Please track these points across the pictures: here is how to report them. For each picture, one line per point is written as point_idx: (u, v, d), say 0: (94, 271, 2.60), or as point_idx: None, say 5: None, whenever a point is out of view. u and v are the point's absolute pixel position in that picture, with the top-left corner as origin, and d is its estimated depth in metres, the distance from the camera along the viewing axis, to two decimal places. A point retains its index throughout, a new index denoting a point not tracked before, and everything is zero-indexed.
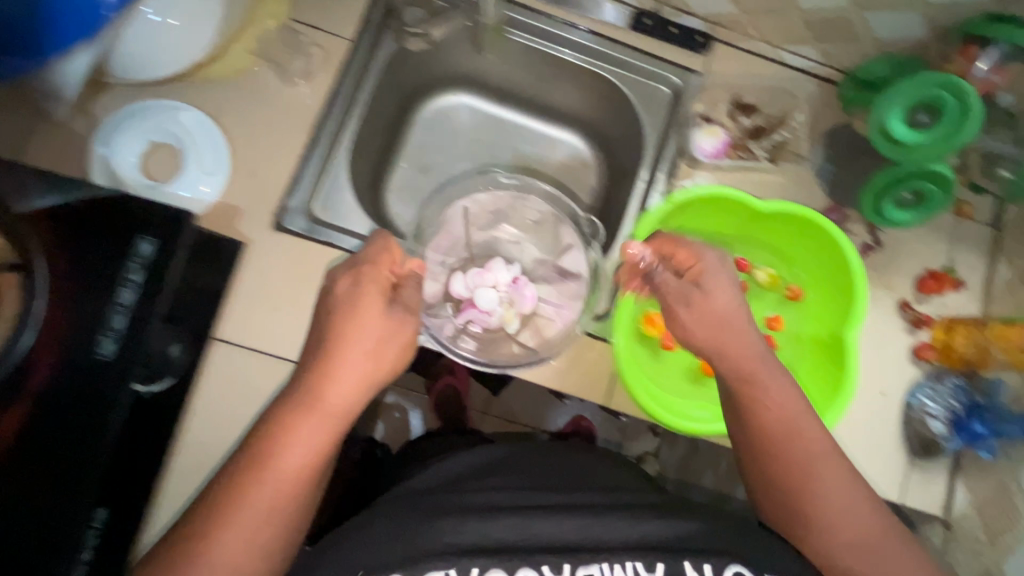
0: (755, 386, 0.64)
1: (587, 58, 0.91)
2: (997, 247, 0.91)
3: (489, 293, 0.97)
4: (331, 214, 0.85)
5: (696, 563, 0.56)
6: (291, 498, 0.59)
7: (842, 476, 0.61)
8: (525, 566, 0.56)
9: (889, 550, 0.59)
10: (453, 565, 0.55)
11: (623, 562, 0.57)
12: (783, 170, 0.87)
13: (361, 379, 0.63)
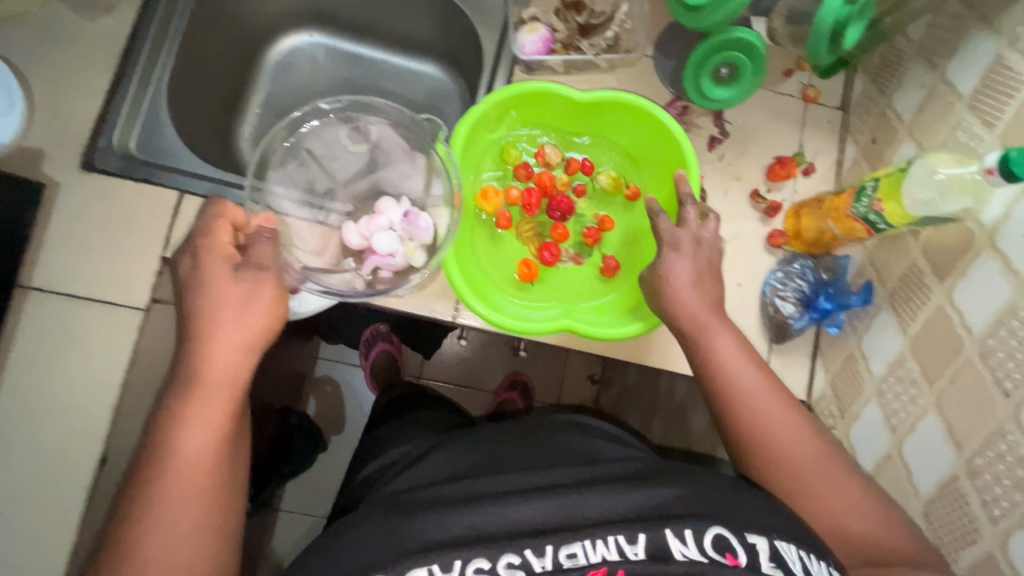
0: (705, 339, 0.67)
1: None
2: (845, 129, 0.90)
3: (384, 234, 0.83)
4: (166, 153, 0.81)
5: (675, 528, 0.56)
6: (199, 494, 0.55)
7: (787, 422, 0.64)
8: (510, 551, 0.55)
9: (843, 488, 0.61)
10: (438, 558, 0.54)
11: (602, 538, 0.56)
12: (617, 71, 0.86)
13: (228, 354, 0.60)
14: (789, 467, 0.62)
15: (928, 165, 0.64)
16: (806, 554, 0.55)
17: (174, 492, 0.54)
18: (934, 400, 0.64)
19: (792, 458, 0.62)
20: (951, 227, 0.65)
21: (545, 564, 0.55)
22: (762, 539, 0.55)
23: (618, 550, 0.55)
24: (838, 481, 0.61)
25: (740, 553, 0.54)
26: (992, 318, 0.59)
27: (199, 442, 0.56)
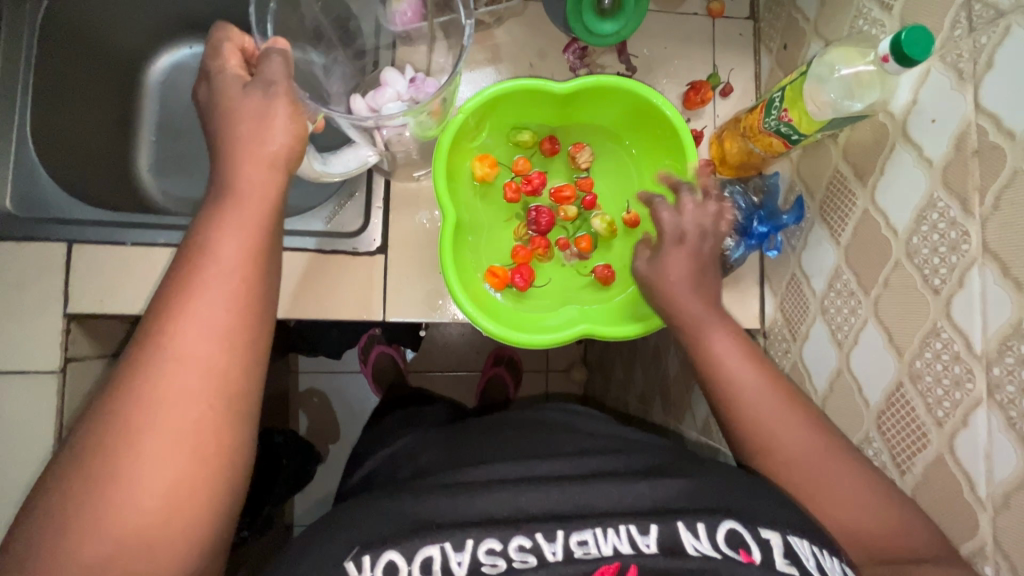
0: (696, 341, 0.61)
1: None
2: (758, 38, 0.84)
3: (393, 103, 0.71)
4: (49, 206, 0.77)
5: (687, 521, 0.50)
6: (226, 317, 0.45)
7: (790, 422, 0.56)
8: (519, 533, 0.50)
9: (857, 489, 0.53)
10: (450, 536, 0.49)
11: (612, 527, 0.50)
12: (504, 25, 0.80)
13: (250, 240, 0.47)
14: (799, 466, 0.54)
15: (830, 61, 0.60)
16: (820, 550, 0.48)
17: (178, 363, 0.43)
18: (873, 309, 0.61)
19: (803, 458, 0.54)
20: (864, 123, 0.62)
21: (557, 550, 0.49)
22: (777, 534, 0.49)
23: (630, 541, 0.49)
24: (849, 480, 0.53)
25: (754, 549, 0.48)
26: (913, 214, 0.56)
27: (220, 303, 0.45)
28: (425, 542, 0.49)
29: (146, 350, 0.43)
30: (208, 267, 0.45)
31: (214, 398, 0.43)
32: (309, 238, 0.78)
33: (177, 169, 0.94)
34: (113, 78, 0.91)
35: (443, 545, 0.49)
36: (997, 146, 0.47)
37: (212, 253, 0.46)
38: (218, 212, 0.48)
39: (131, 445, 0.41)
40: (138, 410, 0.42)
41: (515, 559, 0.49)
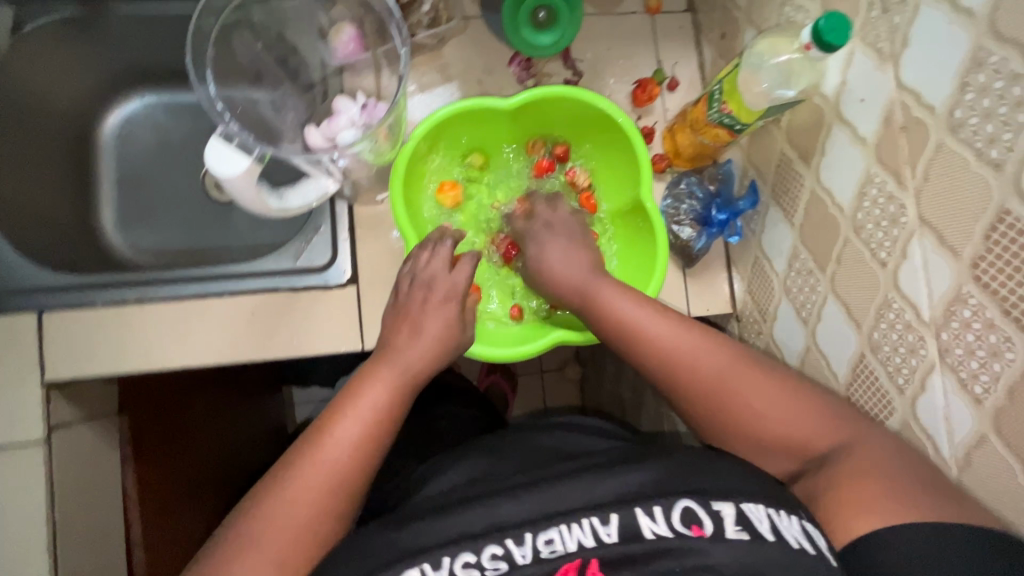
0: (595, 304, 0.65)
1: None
2: (698, 30, 0.86)
3: (347, 130, 0.69)
4: (14, 277, 0.77)
5: (645, 505, 0.52)
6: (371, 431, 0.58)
7: (693, 343, 0.59)
8: (490, 541, 0.51)
9: (768, 391, 0.56)
10: (428, 557, 0.50)
11: (576, 521, 0.52)
12: (446, 45, 0.81)
13: (429, 349, 0.66)
14: (761, 412, 0.56)
15: (759, 54, 0.62)
16: (775, 511, 0.50)
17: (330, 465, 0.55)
18: (830, 284, 0.63)
19: (764, 403, 0.56)
20: (802, 107, 0.63)
21: (524, 553, 0.50)
22: (729, 505, 0.50)
23: (593, 533, 0.51)
24: (761, 385, 0.56)
25: (706, 521, 0.49)
26: (855, 190, 0.57)
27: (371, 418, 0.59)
28: (408, 566, 0.49)
29: (291, 466, 0.55)
30: (366, 398, 0.60)
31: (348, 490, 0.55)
32: (280, 277, 0.79)
33: (143, 222, 0.95)
34: (65, 139, 0.91)
35: (421, 565, 0.49)
36: (921, 121, 0.49)
37: (373, 386, 0.61)
38: (377, 362, 0.64)
39: (269, 521, 0.52)
40: (251, 514, 0.53)
41: (489, 568, 0.50)
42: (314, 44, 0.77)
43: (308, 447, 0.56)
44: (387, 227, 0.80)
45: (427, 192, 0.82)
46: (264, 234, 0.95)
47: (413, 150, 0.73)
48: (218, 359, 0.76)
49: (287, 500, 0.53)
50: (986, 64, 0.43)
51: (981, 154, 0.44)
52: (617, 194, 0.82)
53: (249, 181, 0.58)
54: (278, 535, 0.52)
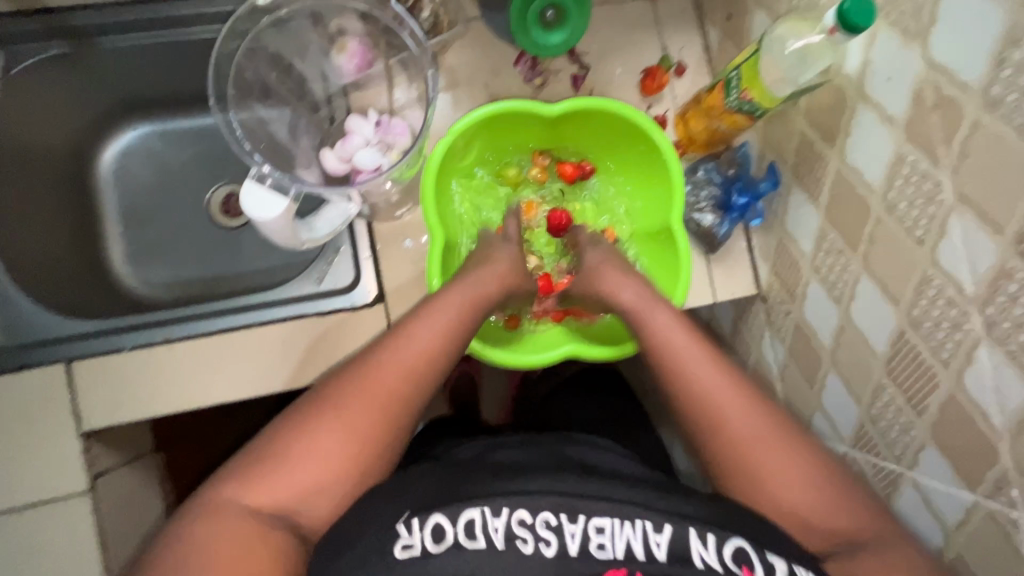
0: (652, 329, 0.67)
1: (197, 16, 0.78)
2: (701, 11, 0.84)
3: (364, 151, 0.69)
4: (36, 329, 0.75)
5: (698, 529, 0.53)
6: (429, 354, 0.63)
7: (751, 418, 0.62)
8: (546, 508, 0.53)
9: (805, 474, 0.59)
10: (489, 502, 0.54)
11: (628, 518, 0.53)
12: (450, 50, 0.79)
13: (489, 285, 0.69)
14: (779, 475, 0.59)
15: (781, 38, 0.61)
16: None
17: (383, 374, 0.61)
18: (863, 263, 0.63)
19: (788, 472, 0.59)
20: (823, 89, 0.63)
21: (575, 532, 0.53)
22: (782, 562, 0.52)
23: (644, 539, 0.53)
24: (798, 468, 0.60)
25: (757, 566, 0.52)
26: (885, 169, 0.57)
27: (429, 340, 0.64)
28: (469, 507, 0.53)
29: (351, 377, 0.61)
30: (424, 322, 0.64)
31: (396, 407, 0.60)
32: (305, 303, 0.78)
33: (154, 256, 0.93)
34: (64, 180, 0.88)
35: (481, 509, 0.53)
36: (954, 98, 0.49)
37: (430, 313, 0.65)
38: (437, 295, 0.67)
39: (320, 422, 0.58)
40: (308, 418, 0.59)
41: (543, 536, 0.52)
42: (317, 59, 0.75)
43: (369, 360, 0.62)
44: (408, 242, 0.79)
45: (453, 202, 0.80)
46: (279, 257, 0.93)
47: (450, 145, 0.70)
48: (255, 391, 0.76)
49: (342, 404, 0.59)
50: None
51: (1021, 131, 0.44)
52: (646, 216, 0.81)
53: (284, 221, 0.60)
54: (337, 427, 0.58)
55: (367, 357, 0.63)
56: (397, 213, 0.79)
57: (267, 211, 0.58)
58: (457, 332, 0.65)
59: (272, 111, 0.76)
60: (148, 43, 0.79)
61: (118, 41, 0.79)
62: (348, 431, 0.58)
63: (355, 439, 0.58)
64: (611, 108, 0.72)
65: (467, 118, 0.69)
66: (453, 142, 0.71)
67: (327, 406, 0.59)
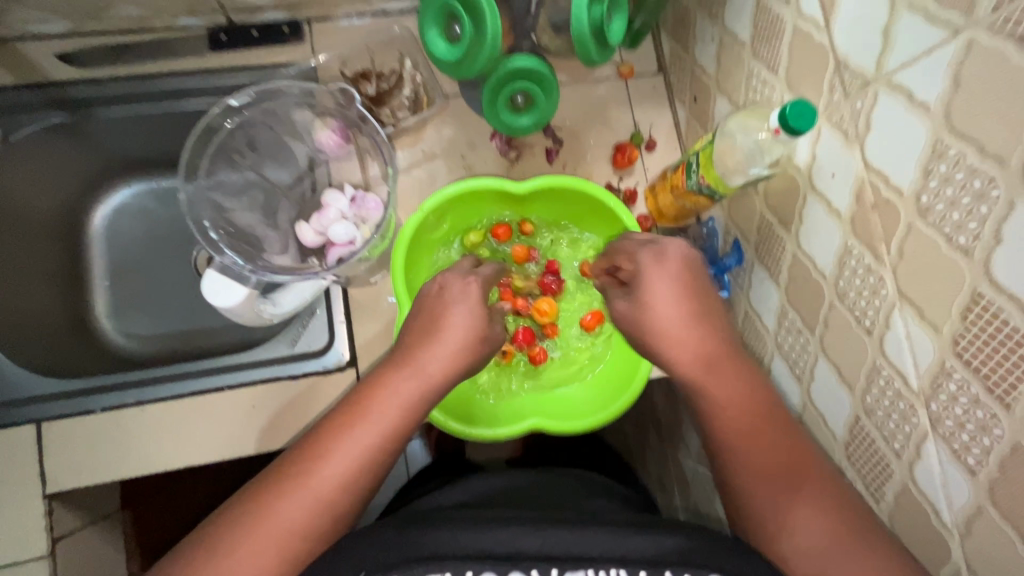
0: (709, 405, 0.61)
1: (183, 89, 0.82)
2: (670, 91, 0.89)
3: (338, 224, 0.74)
4: (8, 387, 0.76)
5: (675, 571, 0.52)
6: (370, 449, 0.58)
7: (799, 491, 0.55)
8: (517, 568, 0.53)
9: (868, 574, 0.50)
10: (451, 566, 0.53)
11: (606, 569, 0.53)
12: (429, 123, 0.82)
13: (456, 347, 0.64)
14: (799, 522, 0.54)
15: (732, 131, 0.65)
16: None
17: (321, 475, 0.56)
18: (820, 345, 0.64)
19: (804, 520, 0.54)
20: (777, 177, 0.66)
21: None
22: None
23: None
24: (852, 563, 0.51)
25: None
26: (835, 259, 0.59)
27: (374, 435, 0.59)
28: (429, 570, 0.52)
29: (285, 477, 0.56)
30: (375, 410, 0.60)
31: (330, 512, 0.56)
32: (278, 366, 0.79)
33: (137, 311, 0.95)
34: (54, 238, 0.91)
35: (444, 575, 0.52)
36: (890, 200, 0.51)
37: (376, 401, 0.60)
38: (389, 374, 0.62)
39: (242, 539, 0.53)
40: (232, 535, 0.53)
41: None
42: (300, 135, 0.80)
43: (318, 444, 0.58)
44: (382, 308, 0.81)
45: (426, 269, 0.82)
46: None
47: (421, 220, 0.73)
48: (224, 454, 0.76)
49: (274, 512, 0.55)
50: (946, 155, 0.45)
51: (950, 239, 0.46)
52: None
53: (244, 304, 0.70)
54: (277, 524, 0.54)
55: (305, 456, 0.58)
56: (373, 278, 0.81)
57: (223, 299, 0.69)
58: (409, 416, 0.61)
59: (242, 201, 0.81)
60: (139, 112, 0.83)
61: (111, 111, 0.82)
62: (278, 546, 0.54)
63: (283, 554, 0.54)
64: (578, 186, 0.75)
65: (433, 199, 0.72)
66: (424, 216, 0.73)
67: (269, 501, 0.55)
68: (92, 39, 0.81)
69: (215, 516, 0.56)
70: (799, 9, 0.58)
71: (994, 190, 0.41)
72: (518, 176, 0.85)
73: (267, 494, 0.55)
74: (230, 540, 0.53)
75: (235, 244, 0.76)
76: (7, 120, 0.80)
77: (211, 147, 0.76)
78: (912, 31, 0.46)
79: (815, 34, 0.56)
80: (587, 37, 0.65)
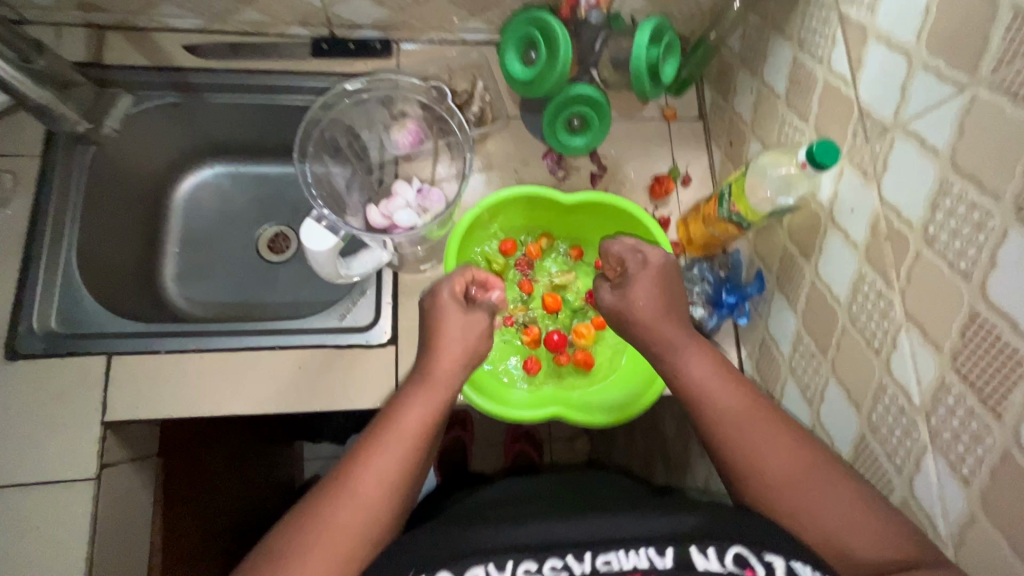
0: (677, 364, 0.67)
1: (283, 83, 0.94)
2: (708, 135, 0.98)
3: (403, 211, 0.82)
4: (85, 322, 0.85)
5: (698, 544, 0.54)
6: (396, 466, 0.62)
7: (762, 430, 0.61)
8: (552, 555, 0.54)
9: (835, 502, 0.57)
10: (492, 558, 0.54)
11: (634, 548, 0.55)
12: (491, 137, 0.92)
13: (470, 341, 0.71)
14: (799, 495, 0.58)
15: (763, 166, 0.73)
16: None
17: (355, 496, 0.60)
18: (831, 367, 0.69)
19: (801, 486, 0.58)
20: (802, 211, 0.73)
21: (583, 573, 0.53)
22: (781, 560, 0.53)
23: (648, 561, 0.54)
24: (822, 489, 0.58)
25: (758, 567, 0.52)
26: (849, 285, 0.65)
27: (397, 450, 0.63)
28: (472, 562, 0.53)
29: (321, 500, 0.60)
30: (397, 429, 0.64)
31: (368, 528, 0.59)
32: (326, 334, 0.86)
33: (201, 276, 1.04)
34: (144, 201, 1.02)
35: (486, 564, 0.53)
36: (902, 231, 0.57)
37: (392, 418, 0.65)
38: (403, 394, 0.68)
39: (290, 562, 0.55)
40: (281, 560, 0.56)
41: None
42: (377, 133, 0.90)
43: (349, 468, 0.62)
44: (427, 295, 0.88)
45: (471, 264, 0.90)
46: (309, 293, 1.03)
47: (476, 215, 0.82)
48: (265, 409, 0.82)
49: (316, 535, 0.57)
50: (950, 191, 0.52)
51: (952, 264, 0.52)
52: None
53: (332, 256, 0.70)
54: (321, 545, 0.57)
55: (337, 482, 0.61)
56: (423, 266, 0.89)
57: (320, 247, 0.68)
58: (428, 425, 0.66)
59: (338, 164, 0.89)
60: (242, 99, 0.95)
61: (218, 96, 0.95)
62: (325, 570, 0.56)
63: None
64: (620, 204, 0.83)
65: (489, 198, 0.81)
66: (479, 213, 0.82)
67: (308, 525, 0.58)
68: (214, 36, 0.95)
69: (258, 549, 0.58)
70: (830, 67, 0.67)
71: (991, 220, 0.48)
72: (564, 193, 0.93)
73: (306, 521, 0.58)
74: (278, 568, 0.55)
75: (331, 205, 0.84)
76: (133, 93, 0.93)
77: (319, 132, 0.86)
78: (926, 87, 0.54)
79: (843, 87, 0.65)
80: (644, 75, 0.75)
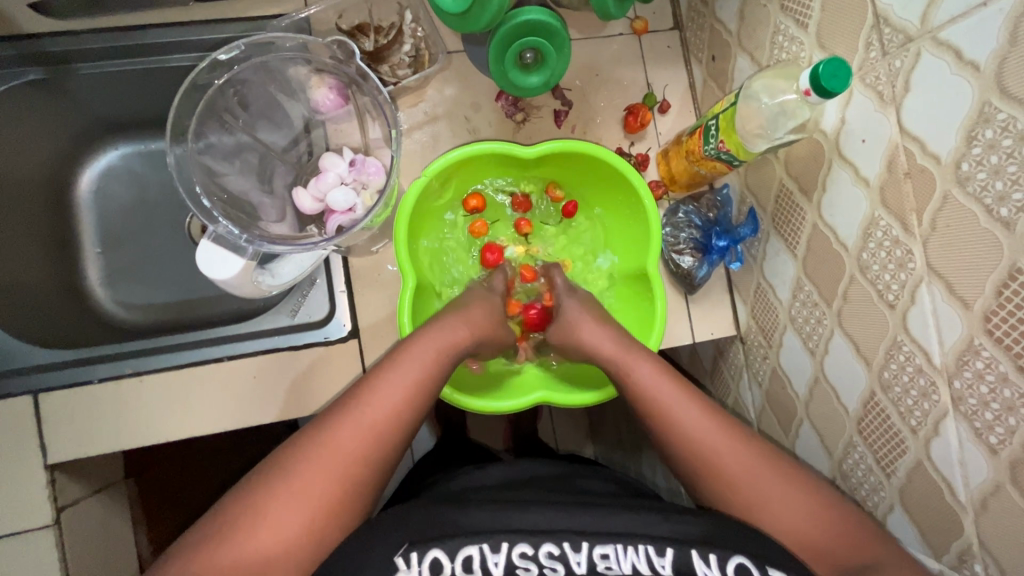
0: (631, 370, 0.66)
1: (165, 41, 0.77)
2: (686, 49, 0.84)
3: (337, 191, 0.71)
4: (8, 358, 0.75)
5: (699, 550, 0.49)
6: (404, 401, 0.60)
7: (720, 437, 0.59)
8: (549, 540, 0.50)
9: (804, 510, 0.54)
10: (489, 537, 0.50)
11: (632, 545, 0.50)
12: (431, 82, 0.77)
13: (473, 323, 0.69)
14: (767, 502, 0.55)
15: (758, 92, 0.61)
16: None
17: (356, 422, 0.57)
18: (837, 320, 0.62)
19: (771, 497, 0.55)
20: (800, 142, 0.62)
21: (580, 562, 0.49)
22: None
23: (648, 561, 0.49)
24: (785, 491, 0.56)
25: None
26: (859, 230, 0.56)
27: (406, 383, 0.61)
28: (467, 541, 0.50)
29: (317, 427, 0.57)
30: (404, 364, 0.62)
31: (367, 463, 0.56)
32: (279, 335, 0.77)
33: (131, 278, 0.92)
34: (40, 203, 0.87)
35: (482, 544, 0.49)
36: (925, 168, 0.48)
37: (401, 356, 0.63)
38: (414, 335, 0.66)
39: (275, 492, 0.52)
40: (265, 490, 0.52)
41: (546, 566, 0.49)
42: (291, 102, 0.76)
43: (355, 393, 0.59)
44: (384, 279, 0.78)
45: (428, 235, 0.80)
46: None
47: (424, 185, 0.70)
48: (225, 424, 0.75)
49: (307, 463, 0.54)
50: (994, 120, 0.42)
51: (990, 211, 0.43)
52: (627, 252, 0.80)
53: (244, 277, 0.65)
54: (313, 471, 0.53)
55: (336, 411, 0.58)
56: (373, 247, 0.78)
57: (222, 271, 0.64)
58: (439, 363, 0.64)
59: (234, 162, 0.78)
60: (121, 65, 0.78)
61: (93, 65, 0.78)
62: (314, 496, 0.52)
63: (320, 506, 0.52)
64: (591, 151, 0.71)
65: (433, 165, 0.69)
66: (429, 179, 0.70)
67: (302, 450, 0.55)
68: None
69: (243, 481, 0.55)
70: None
71: None
72: (525, 140, 0.81)
73: (300, 449, 0.55)
74: (265, 495, 0.52)
75: (230, 210, 0.73)
76: None
77: (199, 111, 0.73)
78: None
79: None
80: None
